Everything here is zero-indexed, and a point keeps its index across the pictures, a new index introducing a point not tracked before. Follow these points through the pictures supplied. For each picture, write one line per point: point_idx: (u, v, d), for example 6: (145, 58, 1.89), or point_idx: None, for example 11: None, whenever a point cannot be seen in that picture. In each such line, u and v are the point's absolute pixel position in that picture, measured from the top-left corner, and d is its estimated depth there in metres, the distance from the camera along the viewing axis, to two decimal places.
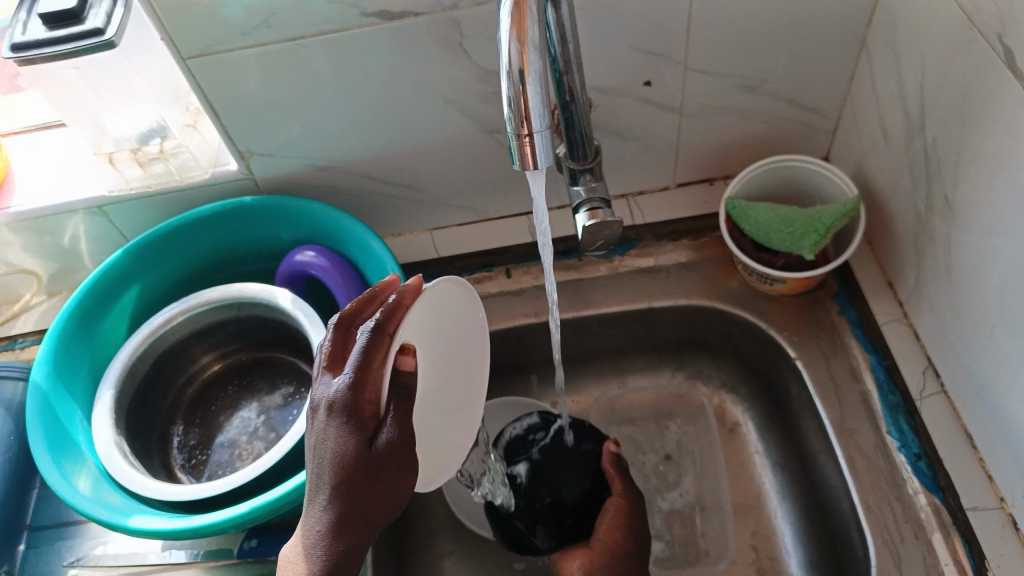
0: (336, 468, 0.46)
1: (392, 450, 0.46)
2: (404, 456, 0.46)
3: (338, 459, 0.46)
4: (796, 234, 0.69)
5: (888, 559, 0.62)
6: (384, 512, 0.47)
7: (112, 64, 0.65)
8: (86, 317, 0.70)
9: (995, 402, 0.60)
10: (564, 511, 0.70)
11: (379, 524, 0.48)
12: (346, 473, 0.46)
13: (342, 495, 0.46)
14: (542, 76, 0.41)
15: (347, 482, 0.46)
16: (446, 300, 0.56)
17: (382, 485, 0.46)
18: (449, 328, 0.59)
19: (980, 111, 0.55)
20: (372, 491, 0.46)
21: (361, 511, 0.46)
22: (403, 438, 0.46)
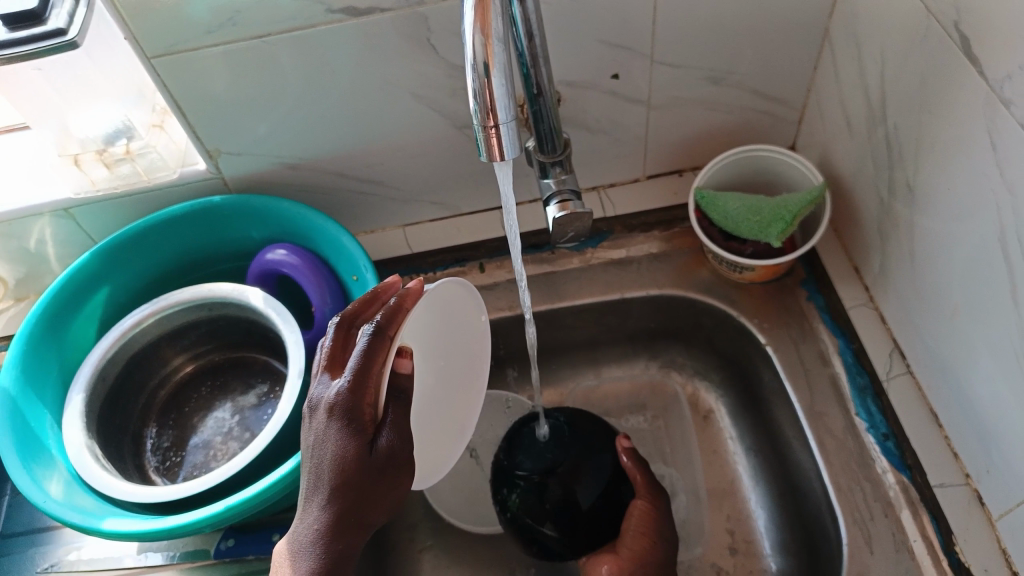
0: (336, 468, 0.47)
1: (393, 453, 0.48)
2: (403, 461, 0.48)
3: (339, 461, 0.47)
4: (762, 222, 0.70)
5: (859, 537, 0.63)
6: (379, 513, 0.49)
7: (75, 65, 0.64)
8: (54, 320, 0.69)
9: (959, 381, 0.61)
10: (574, 511, 0.66)
11: (371, 525, 0.50)
12: (345, 474, 0.47)
13: (341, 495, 0.47)
14: (507, 68, 0.41)
15: (347, 483, 0.47)
16: (441, 299, 0.58)
17: (381, 487, 0.48)
18: (443, 329, 0.62)
19: (939, 98, 0.56)
20: (372, 493, 0.48)
21: (360, 511, 0.48)
22: (404, 442, 0.48)
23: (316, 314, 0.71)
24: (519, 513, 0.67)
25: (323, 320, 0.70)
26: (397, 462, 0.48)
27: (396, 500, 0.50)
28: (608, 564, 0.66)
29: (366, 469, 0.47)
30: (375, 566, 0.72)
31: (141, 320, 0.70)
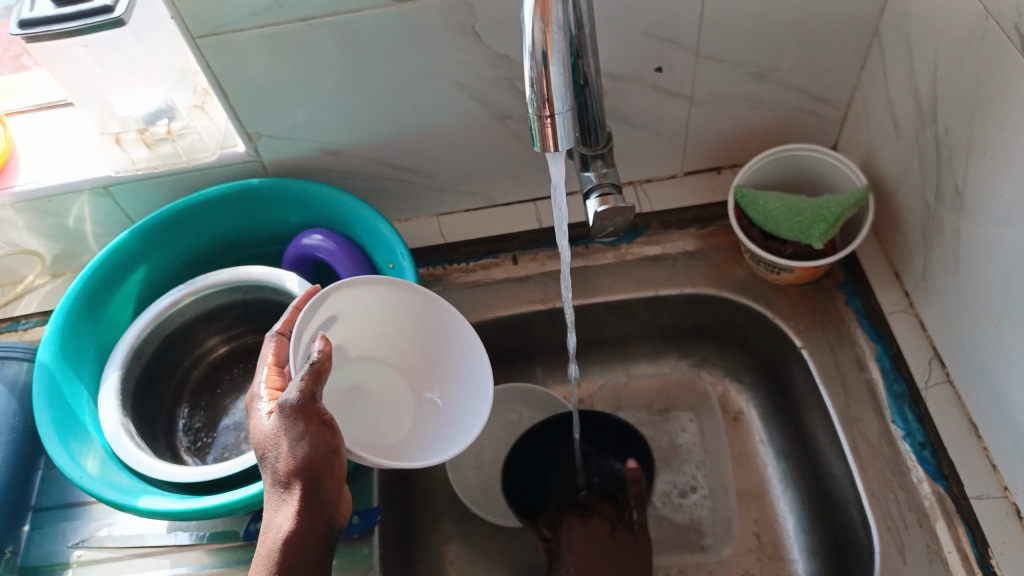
0: (262, 441, 0.52)
1: (291, 407, 0.50)
2: (308, 410, 0.51)
3: (261, 434, 0.52)
4: (805, 222, 0.69)
5: (892, 546, 0.62)
6: (313, 469, 0.51)
7: (122, 44, 0.65)
8: (92, 298, 0.70)
9: (1000, 390, 0.60)
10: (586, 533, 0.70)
11: (323, 483, 0.51)
12: (267, 444, 0.51)
13: (271, 464, 0.51)
14: (565, 57, 0.41)
15: (270, 450, 0.51)
16: (381, 304, 0.64)
17: (297, 444, 0.50)
18: (404, 338, 0.67)
19: (993, 102, 0.55)
20: (290, 452, 0.50)
21: (284, 476, 0.51)
22: (299, 392, 0.51)
23: None
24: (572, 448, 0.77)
25: None
26: (292, 420, 0.51)
27: (326, 452, 0.51)
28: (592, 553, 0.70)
29: (278, 429, 0.51)
30: (400, 554, 0.72)
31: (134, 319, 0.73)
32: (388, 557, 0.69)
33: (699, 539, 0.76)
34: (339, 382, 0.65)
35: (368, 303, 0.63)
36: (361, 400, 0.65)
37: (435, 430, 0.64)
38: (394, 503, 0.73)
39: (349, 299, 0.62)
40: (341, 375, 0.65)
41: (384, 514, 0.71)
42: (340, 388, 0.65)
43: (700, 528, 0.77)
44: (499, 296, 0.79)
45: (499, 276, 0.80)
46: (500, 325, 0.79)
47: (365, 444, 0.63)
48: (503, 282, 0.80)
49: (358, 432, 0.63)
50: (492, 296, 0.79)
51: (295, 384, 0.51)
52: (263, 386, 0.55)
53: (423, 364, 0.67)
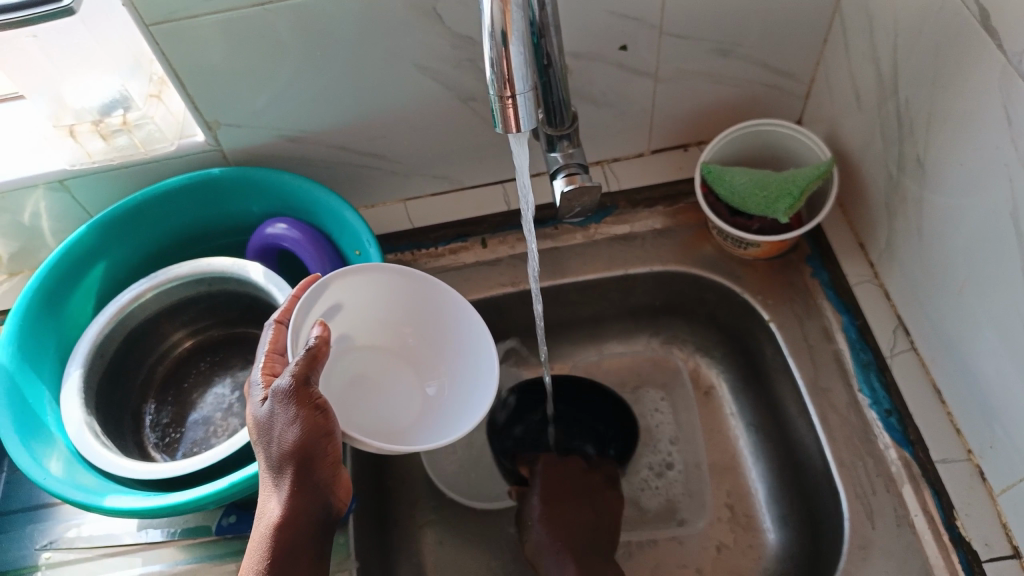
0: (256, 426, 0.52)
1: (282, 392, 0.50)
2: (299, 394, 0.50)
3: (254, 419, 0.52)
4: (770, 197, 0.69)
5: (861, 512, 0.63)
6: (306, 454, 0.50)
7: (71, 34, 0.63)
8: (51, 296, 0.68)
9: (963, 355, 0.61)
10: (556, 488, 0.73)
11: (318, 467, 0.51)
12: (259, 430, 0.51)
13: (264, 449, 0.51)
14: (525, 36, 0.41)
15: (263, 435, 0.51)
16: (383, 292, 0.64)
17: (289, 429, 0.49)
18: (403, 324, 0.66)
19: (953, 72, 0.55)
20: (282, 437, 0.49)
21: (280, 462, 0.50)
22: (290, 377, 0.50)
23: None
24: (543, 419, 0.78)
25: None
26: (288, 405, 0.49)
27: (320, 436, 0.50)
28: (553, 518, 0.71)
29: (270, 415, 0.50)
30: (376, 540, 0.72)
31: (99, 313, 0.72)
32: (365, 544, 0.69)
33: (675, 515, 0.77)
34: (342, 371, 0.64)
35: (366, 289, 0.63)
36: (366, 389, 0.64)
37: (446, 413, 0.63)
38: (369, 491, 0.73)
39: (347, 286, 0.61)
40: (342, 364, 0.64)
41: (360, 501, 0.70)
42: (344, 379, 0.64)
43: (675, 503, 0.77)
44: (469, 279, 0.78)
45: (469, 260, 0.79)
46: (470, 309, 0.78)
47: (375, 432, 0.62)
48: (473, 266, 0.79)
49: (368, 420, 0.62)
50: (462, 279, 0.78)
51: (288, 370, 0.50)
52: (259, 373, 0.54)
53: (425, 349, 0.67)
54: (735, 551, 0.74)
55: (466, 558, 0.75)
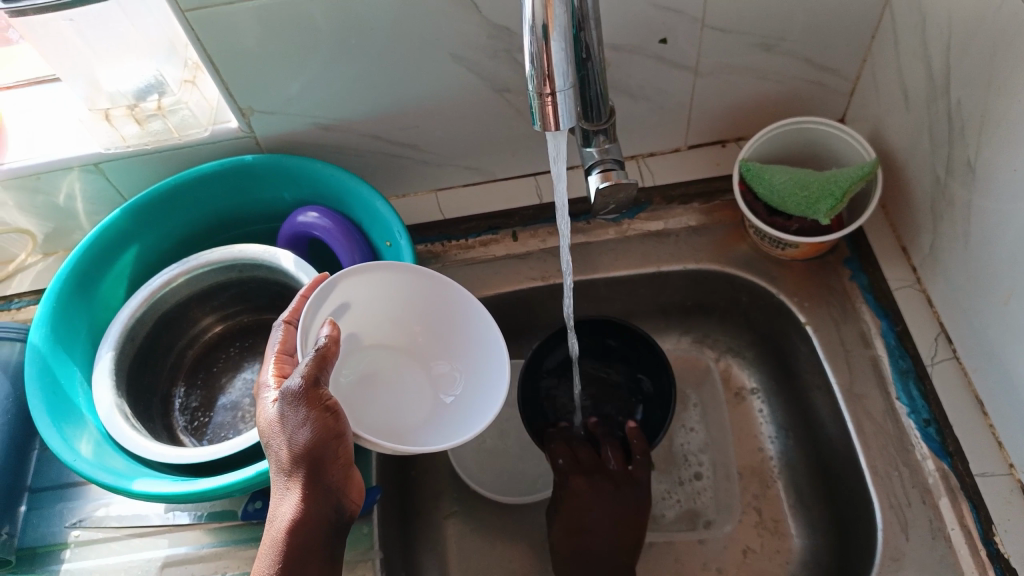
0: (267, 429, 0.52)
1: (292, 393, 0.50)
2: (309, 395, 0.50)
3: (265, 421, 0.52)
4: (811, 198, 0.67)
5: (895, 523, 0.62)
6: (317, 455, 0.50)
7: (108, 18, 0.62)
8: (84, 278, 0.69)
9: (1008, 367, 0.59)
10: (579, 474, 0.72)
11: (328, 470, 0.50)
12: (269, 433, 0.51)
13: (275, 453, 0.50)
14: (567, 32, 0.39)
15: (272, 439, 0.51)
16: (390, 289, 0.63)
17: (300, 430, 0.49)
18: (412, 321, 0.66)
19: (1009, 73, 0.53)
20: (293, 439, 0.49)
21: (290, 465, 0.50)
22: (301, 377, 0.50)
23: None
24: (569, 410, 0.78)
25: None
26: (298, 407, 0.50)
27: (330, 438, 0.50)
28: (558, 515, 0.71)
29: (280, 416, 0.50)
30: (400, 532, 0.72)
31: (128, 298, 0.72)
32: (388, 535, 0.69)
33: (701, 517, 0.76)
34: (352, 370, 0.63)
35: (375, 288, 0.62)
36: (376, 387, 0.64)
37: (456, 411, 0.63)
38: (393, 483, 0.73)
39: (356, 285, 0.61)
40: (351, 363, 0.63)
41: (384, 493, 0.70)
42: (353, 377, 0.63)
43: (701, 504, 0.76)
44: (499, 272, 0.78)
45: (500, 253, 0.79)
46: (499, 302, 0.78)
47: (384, 431, 0.61)
48: (504, 260, 0.78)
49: (377, 418, 0.62)
50: (492, 272, 0.77)
51: (298, 371, 0.51)
52: (270, 375, 0.54)
53: (435, 346, 0.66)
54: (761, 556, 0.73)
55: (489, 552, 0.75)
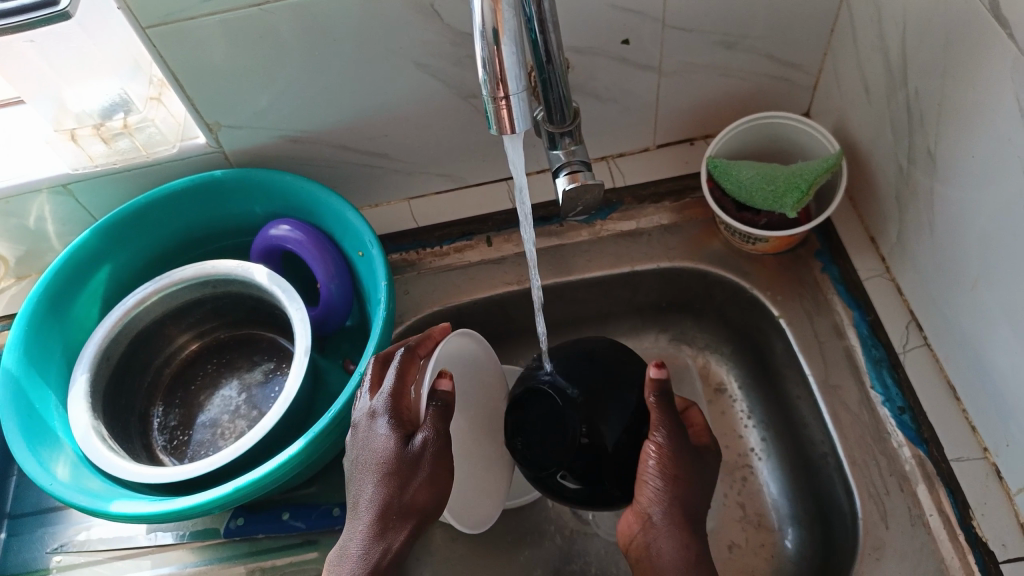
0: (372, 463, 0.51)
1: (431, 440, 0.51)
2: (444, 450, 0.52)
3: (377, 455, 0.51)
4: (778, 192, 0.68)
5: (874, 512, 0.62)
6: (427, 510, 0.51)
7: (70, 38, 0.62)
8: (57, 299, 0.68)
9: (978, 351, 0.60)
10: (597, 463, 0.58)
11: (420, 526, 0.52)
12: (397, 466, 0.50)
13: (387, 490, 0.50)
14: (517, 35, 0.40)
15: (402, 473, 0.50)
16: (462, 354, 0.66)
17: (426, 480, 0.51)
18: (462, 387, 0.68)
19: (963, 62, 0.54)
20: (417, 485, 0.51)
21: (404, 508, 0.50)
22: (436, 428, 0.52)
23: (323, 290, 0.69)
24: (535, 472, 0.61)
25: (329, 295, 0.69)
26: (433, 457, 0.51)
27: (443, 496, 0.52)
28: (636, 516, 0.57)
29: (417, 458, 0.51)
30: None
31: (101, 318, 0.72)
32: None
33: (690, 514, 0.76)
34: None
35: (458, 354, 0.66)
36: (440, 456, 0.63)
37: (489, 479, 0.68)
38: None
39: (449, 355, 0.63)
40: None
41: None
42: None
43: None
44: (474, 278, 0.78)
45: (474, 259, 0.79)
46: (475, 308, 0.78)
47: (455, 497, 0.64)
48: (479, 265, 0.78)
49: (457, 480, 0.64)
50: (468, 279, 0.78)
51: (432, 425, 0.52)
52: (377, 400, 0.54)
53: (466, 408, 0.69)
54: (746, 550, 0.73)
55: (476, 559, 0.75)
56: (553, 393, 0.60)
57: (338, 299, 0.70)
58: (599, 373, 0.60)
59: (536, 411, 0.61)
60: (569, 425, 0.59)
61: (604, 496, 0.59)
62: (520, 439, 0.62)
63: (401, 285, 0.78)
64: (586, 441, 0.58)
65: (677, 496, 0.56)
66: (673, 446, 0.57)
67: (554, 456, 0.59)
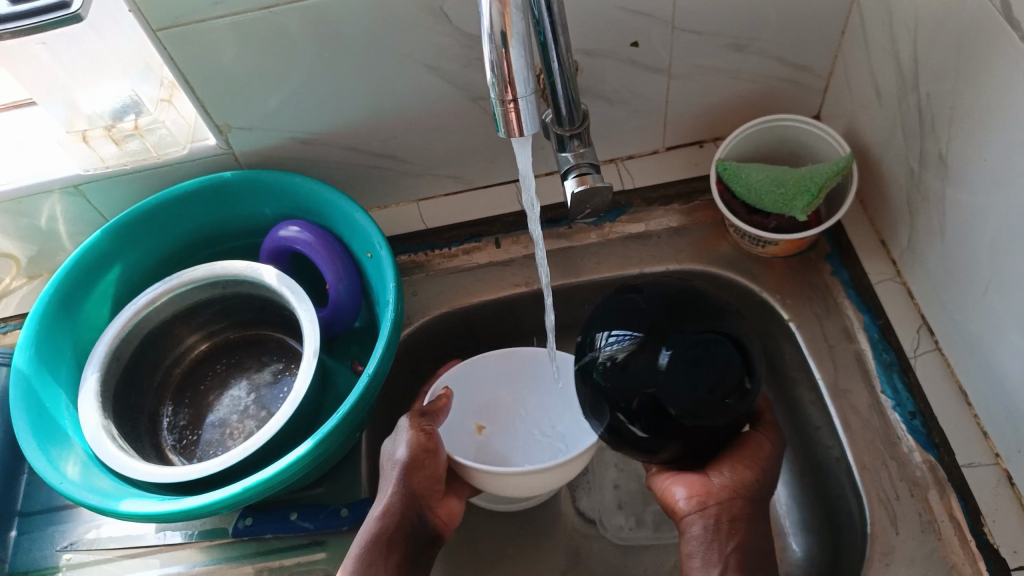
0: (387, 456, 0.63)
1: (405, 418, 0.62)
2: (415, 419, 0.62)
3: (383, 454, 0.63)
4: (788, 194, 0.68)
5: (884, 517, 0.62)
6: (412, 466, 0.60)
7: (81, 40, 0.62)
8: (68, 299, 0.69)
9: (990, 356, 0.60)
10: (677, 430, 0.53)
11: (419, 485, 0.61)
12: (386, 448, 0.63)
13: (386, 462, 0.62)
14: (525, 38, 0.40)
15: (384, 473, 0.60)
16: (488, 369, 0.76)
17: (402, 443, 0.61)
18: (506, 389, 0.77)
19: (976, 65, 0.53)
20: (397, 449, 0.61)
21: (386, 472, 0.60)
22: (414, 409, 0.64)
23: (331, 291, 0.69)
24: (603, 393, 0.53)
25: (337, 296, 0.69)
26: (407, 428, 0.61)
27: (420, 452, 0.60)
28: (693, 488, 0.59)
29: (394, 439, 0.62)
30: None
31: (111, 318, 0.72)
32: None
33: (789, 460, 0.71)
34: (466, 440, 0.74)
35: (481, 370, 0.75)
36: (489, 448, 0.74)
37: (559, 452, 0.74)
38: None
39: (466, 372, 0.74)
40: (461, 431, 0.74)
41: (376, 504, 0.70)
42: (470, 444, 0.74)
43: None
44: (482, 280, 0.78)
45: (483, 260, 0.79)
46: (484, 310, 0.78)
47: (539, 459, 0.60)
48: (487, 267, 0.78)
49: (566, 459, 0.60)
50: (476, 281, 0.78)
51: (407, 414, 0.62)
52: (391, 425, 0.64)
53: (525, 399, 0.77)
54: None
55: (483, 561, 0.75)
56: (688, 349, 0.51)
57: (347, 300, 0.70)
58: (721, 337, 0.52)
59: (631, 377, 0.52)
60: (703, 395, 0.52)
61: (656, 444, 0.55)
62: (611, 406, 0.53)
63: (409, 286, 0.78)
64: (705, 411, 0.52)
65: (759, 489, 0.59)
66: (771, 448, 0.60)
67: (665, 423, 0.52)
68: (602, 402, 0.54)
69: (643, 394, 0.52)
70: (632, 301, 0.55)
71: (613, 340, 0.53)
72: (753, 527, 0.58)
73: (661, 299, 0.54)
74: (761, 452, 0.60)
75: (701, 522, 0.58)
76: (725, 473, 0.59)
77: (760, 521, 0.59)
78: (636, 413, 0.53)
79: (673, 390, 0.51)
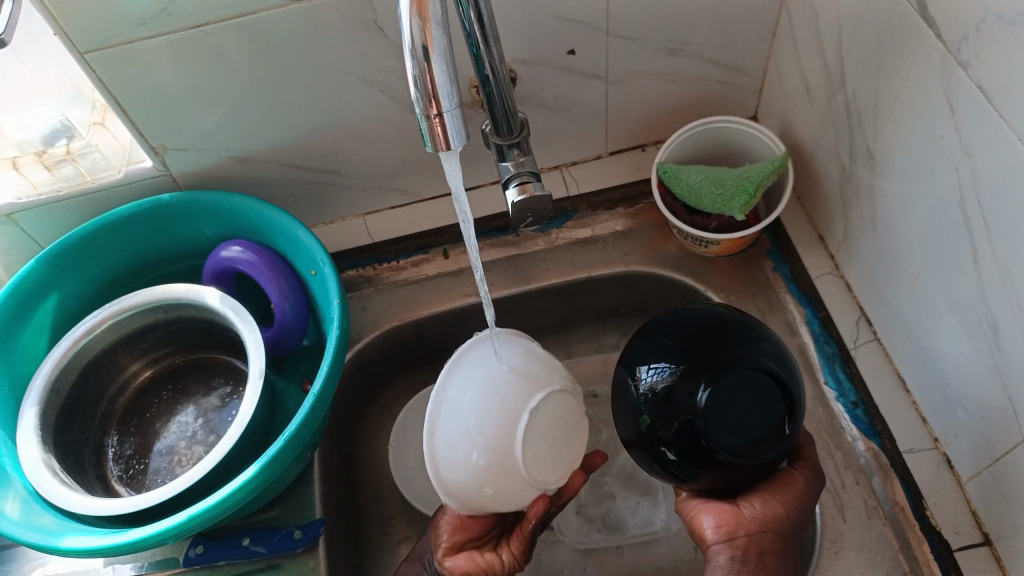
0: None
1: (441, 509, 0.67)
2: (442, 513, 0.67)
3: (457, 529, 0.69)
4: (727, 194, 0.69)
5: (832, 507, 0.63)
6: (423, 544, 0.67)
7: (5, 66, 0.61)
8: (3, 332, 0.67)
9: (925, 343, 0.61)
10: (713, 464, 0.51)
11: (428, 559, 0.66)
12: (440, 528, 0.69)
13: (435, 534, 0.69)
14: (447, 53, 0.40)
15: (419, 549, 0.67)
16: None
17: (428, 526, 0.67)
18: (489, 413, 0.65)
19: (895, 62, 0.55)
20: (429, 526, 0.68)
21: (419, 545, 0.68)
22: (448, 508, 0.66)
23: (277, 311, 0.68)
24: (642, 421, 0.53)
25: (283, 315, 0.69)
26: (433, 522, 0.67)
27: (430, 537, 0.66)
28: (721, 517, 0.55)
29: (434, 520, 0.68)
30: (350, 562, 0.71)
31: (49, 349, 0.70)
32: (340, 567, 0.68)
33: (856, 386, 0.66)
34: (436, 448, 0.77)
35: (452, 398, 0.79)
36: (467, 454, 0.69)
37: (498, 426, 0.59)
38: (341, 515, 0.72)
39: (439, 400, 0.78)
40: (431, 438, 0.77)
41: (331, 523, 0.69)
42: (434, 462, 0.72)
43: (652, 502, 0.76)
44: (431, 292, 0.78)
45: (431, 272, 0.79)
46: (434, 322, 0.78)
47: (526, 444, 0.59)
48: (435, 278, 0.78)
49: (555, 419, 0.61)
50: (425, 293, 0.78)
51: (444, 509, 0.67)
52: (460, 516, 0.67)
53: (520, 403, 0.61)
54: None
55: None
56: (732, 380, 0.50)
57: (293, 319, 0.69)
58: (768, 370, 0.51)
59: (672, 405, 0.51)
60: (741, 427, 0.51)
61: (693, 479, 0.54)
62: (651, 433, 0.53)
63: (357, 301, 0.78)
64: (746, 447, 0.51)
65: (789, 526, 0.55)
66: (810, 486, 0.57)
67: (700, 453, 0.51)
68: (643, 430, 0.53)
69: (683, 421, 0.51)
70: (674, 330, 0.54)
71: (654, 370, 0.53)
72: (780, 563, 0.55)
73: (703, 325, 0.53)
74: (794, 488, 0.56)
75: (728, 553, 0.55)
76: (756, 506, 0.55)
77: (789, 551, 0.55)
78: (673, 441, 0.52)
79: (709, 420, 0.50)
